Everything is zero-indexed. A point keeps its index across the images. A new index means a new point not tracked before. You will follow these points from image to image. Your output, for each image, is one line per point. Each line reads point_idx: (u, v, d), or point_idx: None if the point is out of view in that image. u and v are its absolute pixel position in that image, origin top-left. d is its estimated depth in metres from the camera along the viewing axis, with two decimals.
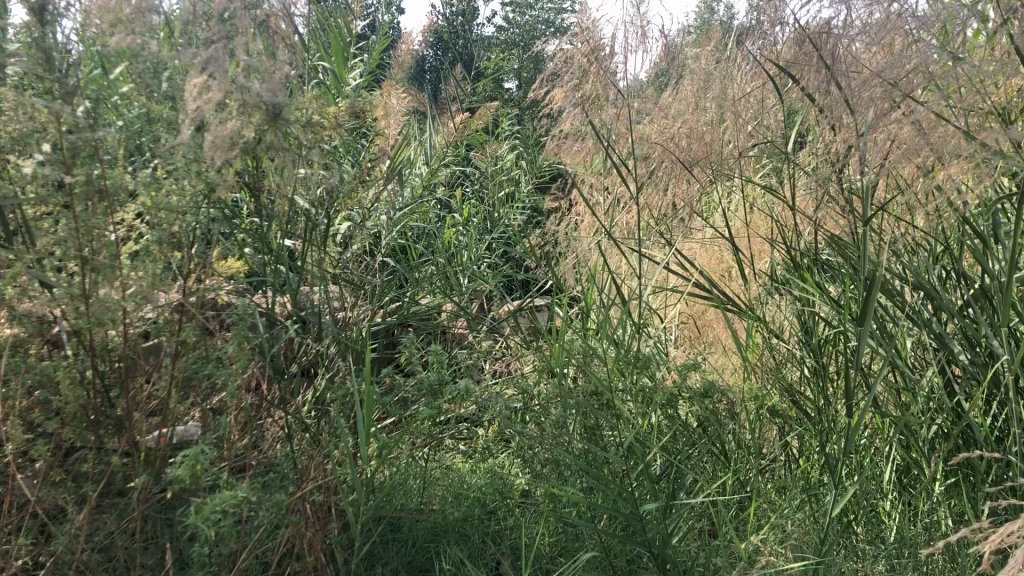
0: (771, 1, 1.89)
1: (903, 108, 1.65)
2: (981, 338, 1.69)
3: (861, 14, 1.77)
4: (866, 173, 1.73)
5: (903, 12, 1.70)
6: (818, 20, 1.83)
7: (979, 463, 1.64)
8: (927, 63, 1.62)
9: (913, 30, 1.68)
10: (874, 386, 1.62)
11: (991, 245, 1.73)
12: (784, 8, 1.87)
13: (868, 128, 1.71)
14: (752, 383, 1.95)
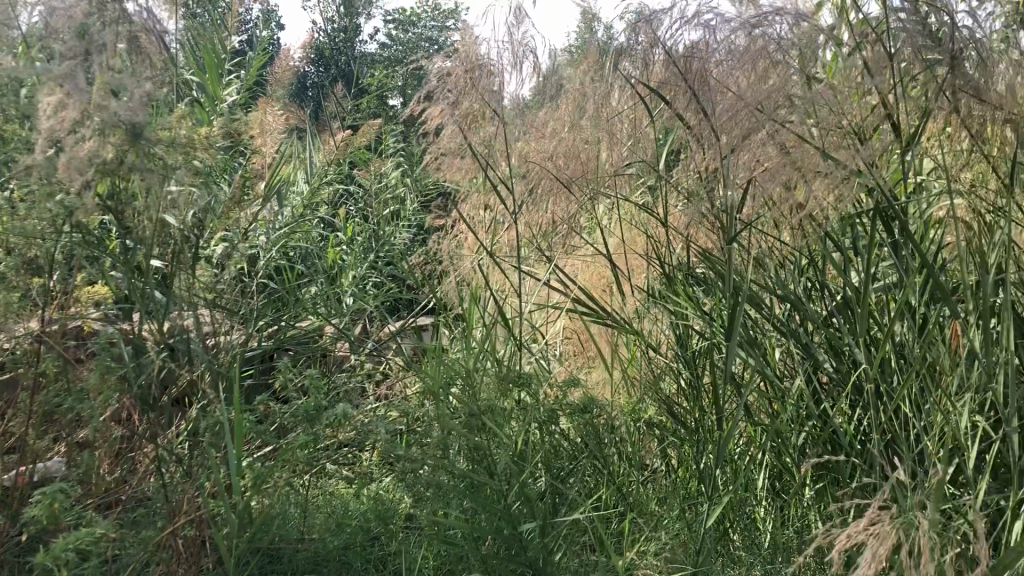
0: (646, 23, 1.93)
1: (768, 129, 1.71)
2: (844, 348, 1.78)
3: (727, 38, 1.83)
4: (733, 191, 1.79)
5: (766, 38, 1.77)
6: (687, 43, 1.88)
7: (844, 467, 1.72)
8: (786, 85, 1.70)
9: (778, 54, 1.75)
10: (745, 398, 1.68)
11: (849, 260, 1.82)
12: (658, 30, 1.91)
13: (733, 149, 1.75)
14: (632, 396, 1.99)
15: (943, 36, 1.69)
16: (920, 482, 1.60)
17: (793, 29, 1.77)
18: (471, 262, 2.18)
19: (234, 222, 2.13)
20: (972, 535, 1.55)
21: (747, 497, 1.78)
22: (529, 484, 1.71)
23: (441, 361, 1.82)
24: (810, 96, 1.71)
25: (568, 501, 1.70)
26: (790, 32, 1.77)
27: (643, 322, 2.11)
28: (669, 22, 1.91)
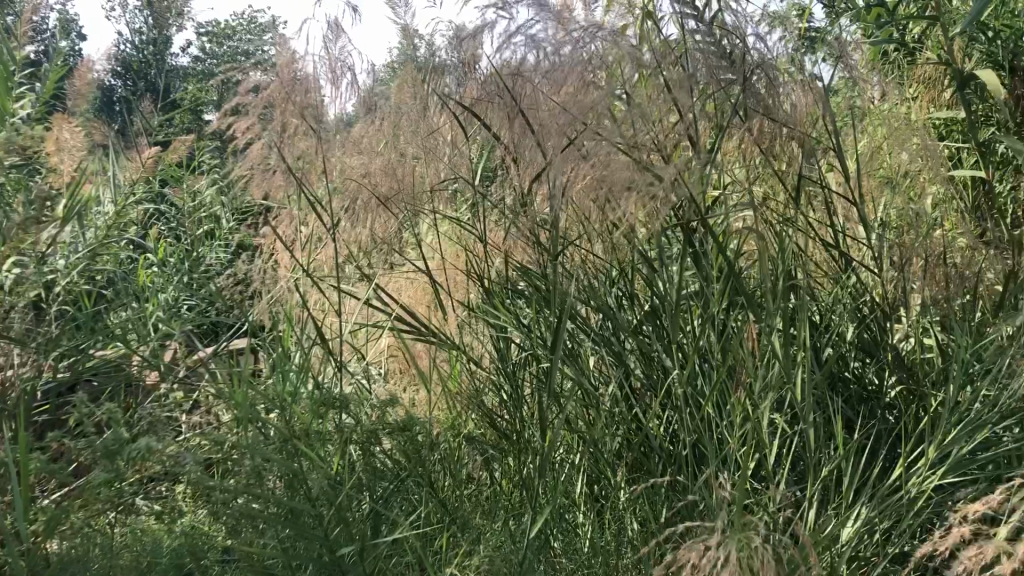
0: (469, 41, 1.95)
1: (578, 146, 1.76)
2: (654, 354, 1.86)
3: (542, 58, 1.88)
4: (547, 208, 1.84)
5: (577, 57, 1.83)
6: (505, 61, 1.92)
7: (655, 468, 1.80)
8: (596, 102, 1.76)
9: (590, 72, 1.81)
10: (564, 409, 1.72)
11: (657, 270, 1.91)
12: (479, 48, 1.94)
13: (546, 167, 1.80)
14: (455, 411, 2.00)
15: (736, 57, 1.78)
16: (725, 480, 1.70)
17: (600, 48, 1.84)
18: (287, 283, 2.13)
19: (24, 247, 1.99)
20: (772, 527, 1.66)
21: (567, 504, 1.83)
22: (348, 506, 1.68)
23: (256, 386, 1.76)
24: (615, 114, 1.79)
25: (389, 521, 1.69)
26: (597, 51, 1.83)
27: (464, 338, 2.13)
28: (483, 42, 1.94)
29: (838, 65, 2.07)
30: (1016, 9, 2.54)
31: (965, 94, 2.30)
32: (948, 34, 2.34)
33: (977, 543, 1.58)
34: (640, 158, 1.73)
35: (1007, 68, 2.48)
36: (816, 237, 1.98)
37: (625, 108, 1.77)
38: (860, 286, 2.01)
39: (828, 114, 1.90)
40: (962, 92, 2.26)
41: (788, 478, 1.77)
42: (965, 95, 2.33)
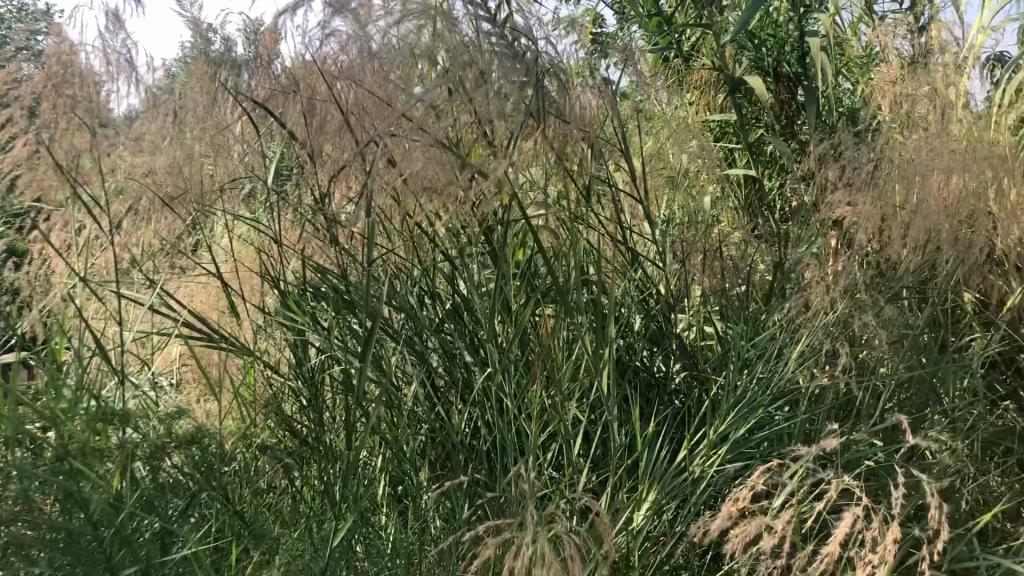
0: (270, 33, 1.87)
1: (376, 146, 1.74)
2: (457, 351, 1.90)
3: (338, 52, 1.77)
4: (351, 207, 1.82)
5: (373, 52, 1.75)
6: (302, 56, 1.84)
7: (457, 464, 1.81)
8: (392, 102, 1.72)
9: (387, 70, 1.74)
10: (368, 413, 1.70)
11: (457, 268, 1.93)
12: (280, 42, 1.86)
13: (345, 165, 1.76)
14: (251, 419, 1.93)
15: (528, 59, 1.78)
16: (524, 473, 1.74)
17: (397, 40, 1.74)
18: (61, 291, 1.97)
19: None
20: (570, 515, 1.71)
21: (369, 507, 1.80)
22: (131, 527, 1.57)
23: (23, 404, 1.61)
24: (425, 117, 1.72)
25: (180, 539, 1.60)
26: (393, 46, 1.74)
27: (260, 344, 2.06)
28: (279, 36, 1.86)
29: (625, 68, 2.16)
30: (780, 20, 2.73)
31: (736, 98, 2.52)
32: (719, 42, 2.52)
33: (749, 517, 1.70)
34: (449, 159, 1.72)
35: (771, 75, 2.72)
36: (608, 233, 2.06)
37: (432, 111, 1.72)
38: (648, 280, 2.12)
39: (616, 117, 1.99)
40: (735, 97, 2.45)
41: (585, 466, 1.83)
42: (736, 99, 2.53)
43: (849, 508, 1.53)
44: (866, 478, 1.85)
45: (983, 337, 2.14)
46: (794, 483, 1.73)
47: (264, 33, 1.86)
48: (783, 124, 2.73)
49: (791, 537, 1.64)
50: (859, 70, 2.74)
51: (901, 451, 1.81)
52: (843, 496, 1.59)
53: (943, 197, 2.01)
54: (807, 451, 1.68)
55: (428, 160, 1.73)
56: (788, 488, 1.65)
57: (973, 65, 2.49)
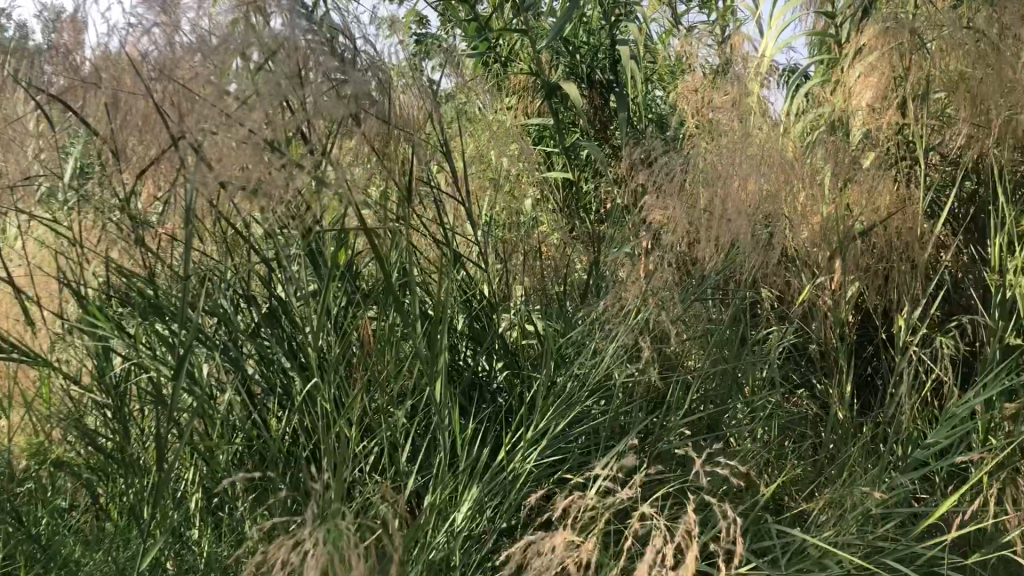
0: (72, 22, 1.71)
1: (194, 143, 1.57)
2: (275, 356, 1.85)
3: (155, 45, 1.63)
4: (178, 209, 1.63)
5: (190, 47, 1.61)
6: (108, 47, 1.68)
7: (274, 473, 1.77)
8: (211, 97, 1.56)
9: (202, 64, 1.60)
10: (178, 426, 1.62)
11: (273, 271, 1.88)
12: (85, 31, 1.70)
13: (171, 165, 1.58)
14: (48, 435, 1.80)
15: (347, 62, 1.72)
16: (344, 476, 1.72)
17: (213, 35, 1.61)
18: None
19: None
20: (390, 515, 1.71)
21: (180, 521, 1.72)
22: None
23: None
24: (238, 110, 1.56)
25: None
26: (211, 40, 1.61)
27: (59, 354, 1.93)
28: (83, 26, 1.71)
29: (446, 71, 2.16)
30: (593, 29, 2.84)
31: (552, 103, 2.59)
32: (535, 47, 2.58)
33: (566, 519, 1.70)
34: (267, 156, 1.60)
35: (585, 82, 2.82)
36: (429, 234, 2.07)
37: (247, 107, 1.57)
38: (469, 279, 2.14)
39: (436, 118, 1.98)
40: (552, 102, 2.52)
41: (406, 468, 1.82)
42: (552, 104, 2.60)
43: (649, 523, 1.55)
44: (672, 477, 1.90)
45: (779, 329, 2.30)
46: (600, 486, 1.75)
47: (65, 21, 1.70)
48: (596, 131, 2.84)
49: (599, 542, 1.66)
50: (667, 79, 2.88)
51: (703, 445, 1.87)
52: (644, 508, 1.60)
53: (742, 199, 2.13)
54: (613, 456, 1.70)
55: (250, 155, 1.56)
56: (594, 499, 1.65)
57: (768, 79, 2.66)
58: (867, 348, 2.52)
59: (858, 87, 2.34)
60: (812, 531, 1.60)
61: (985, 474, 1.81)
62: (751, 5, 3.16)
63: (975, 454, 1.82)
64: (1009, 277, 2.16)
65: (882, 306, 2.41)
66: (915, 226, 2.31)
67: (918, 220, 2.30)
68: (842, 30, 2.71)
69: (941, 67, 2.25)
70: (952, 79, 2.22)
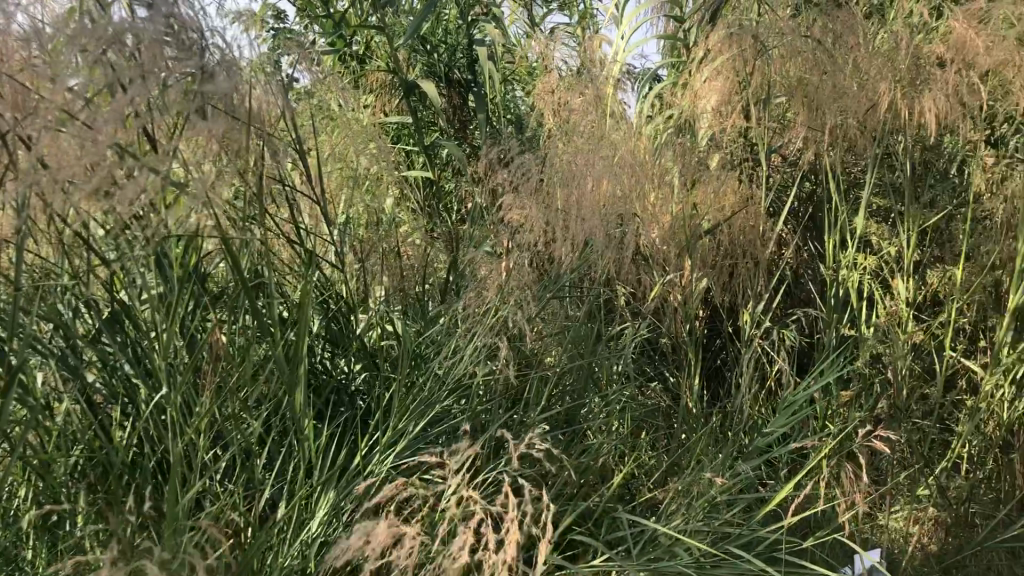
0: None
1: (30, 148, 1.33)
2: (118, 364, 1.76)
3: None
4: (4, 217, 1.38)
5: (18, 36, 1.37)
6: None
7: (118, 487, 1.68)
8: (49, 98, 1.33)
9: (35, 57, 1.36)
10: (13, 440, 1.51)
11: (115, 274, 1.78)
12: None
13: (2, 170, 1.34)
14: None
15: (198, 54, 1.50)
16: (194, 485, 1.65)
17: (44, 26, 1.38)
18: None
19: None
20: (244, 525, 1.65)
21: (14, 541, 1.61)
22: None
23: None
24: (82, 112, 1.35)
25: None
26: (42, 30, 1.37)
27: None
28: None
29: (300, 67, 2.10)
30: (450, 27, 2.84)
31: (409, 101, 2.57)
32: (392, 45, 2.55)
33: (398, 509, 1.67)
34: (118, 164, 1.39)
35: (443, 81, 2.82)
36: (282, 234, 2.02)
37: (91, 106, 1.37)
38: (326, 281, 2.10)
39: (287, 116, 1.92)
40: (409, 99, 2.51)
41: (259, 474, 1.77)
42: (410, 102, 2.58)
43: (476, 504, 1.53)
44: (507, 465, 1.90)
45: (634, 325, 2.37)
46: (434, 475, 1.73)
47: None
48: (455, 130, 2.84)
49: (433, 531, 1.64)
50: (525, 79, 2.92)
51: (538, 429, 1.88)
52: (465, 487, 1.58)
53: (597, 199, 2.17)
54: (450, 445, 1.69)
55: (99, 165, 1.35)
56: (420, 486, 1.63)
57: (624, 81, 2.73)
58: (715, 341, 2.62)
59: (706, 91, 2.43)
60: (661, 520, 1.66)
61: (817, 458, 1.91)
62: (611, 9, 3.23)
63: (810, 439, 1.92)
64: (841, 271, 2.29)
65: (728, 301, 2.52)
66: (757, 224, 2.43)
67: (760, 218, 2.43)
68: (690, 36, 2.82)
69: (780, 73, 2.36)
70: (791, 84, 2.32)
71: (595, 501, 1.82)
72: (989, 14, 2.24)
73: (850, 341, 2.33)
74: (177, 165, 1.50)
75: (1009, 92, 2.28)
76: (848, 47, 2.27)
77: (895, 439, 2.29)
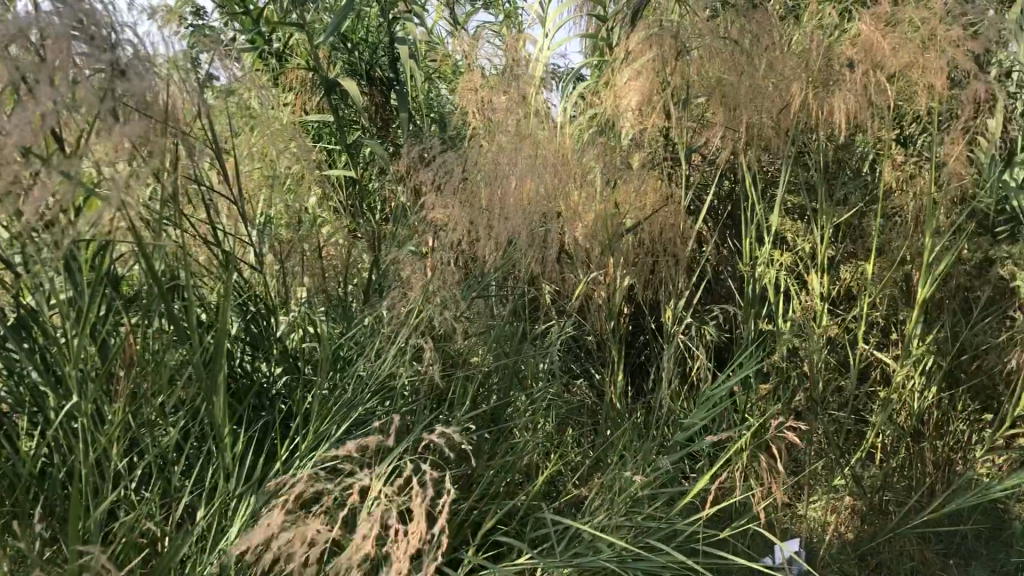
0: None
1: None
2: (24, 372, 1.69)
3: None
4: None
5: None
6: None
7: (26, 500, 1.62)
8: None
9: None
10: None
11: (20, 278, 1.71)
12: None
13: None
14: None
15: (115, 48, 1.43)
16: (107, 496, 1.60)
17: None
18: None
19: None
20: (161, 535, 1.61)
21: None
22: None
23: None
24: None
25: None
26: None
27: None
28: None
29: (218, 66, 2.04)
30: (371, 26, 2.81)
31: (330, 100, 2.53)
32: (312, 42, 2.51)
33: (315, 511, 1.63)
34: (29, 165, 1.33)
35: (364, 79, 2.80)
36: (199, 236, 1.97)
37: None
38: (244, 283, 2.06)
39: (205, 115, 1.86)
40: (330, 98, 2.48)
41: (176, 482, 1.72)
42: (331, 101, 2.55)
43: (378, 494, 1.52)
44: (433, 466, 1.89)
45: (559, 324, 2.38)
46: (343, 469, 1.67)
47: None
48: (379, 129, 2.81)
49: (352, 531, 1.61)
50: (448, 78, 2.91)
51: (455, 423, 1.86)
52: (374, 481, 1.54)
53: (520, 198, 2.17)
54: (355, 440, 1.67)
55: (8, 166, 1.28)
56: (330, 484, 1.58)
57: (547, 81, 2.74)
58: (640, 338, 2.65)
59: (626, 91, 2.45)
60: (584, 516, 1.67)
61: (734, 450, 1.95)
62: (536, 9, 3.23)
63: (727, 432, 1.95)
64: (758, 268, 2.35)
65: (651, 298, 2.55)
66: (677, 222, 2.47)
67: (680, 216, 2.46)
68: (611, 36, 2.84)
69: (699, 74, 2.39)
70: (709, 85, 2.36)
71: (518, 500, 1.83)
72: (895, 18, 2.31)
73: (768, 335, 2.38)
74: (91, 166, 1.44)
75: (915, 93, 2.36)
76: (763, 49, 2.31)
77: (813, 430, 2.35)
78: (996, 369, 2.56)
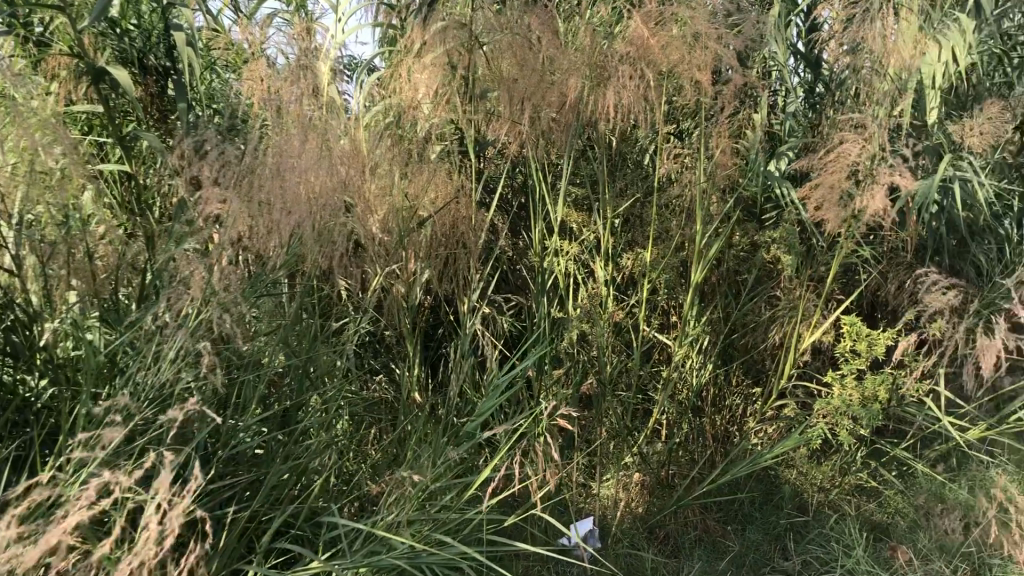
0: None
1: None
2: None
3: None
4: None
5: None
6: None
7: None
8: None
9: None
10: None
11: None
12: None
13: None
14: None
15: None
16: None
17: None
18: None
19: None
20: None
21: None
22: None
23: None
24: None
25: None
26: None
27: None
28: None
29: None
30: (143, 10, 2.63)
31: (99, 91, 2.35)
32: (76, 27, 2.30)
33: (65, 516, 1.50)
34: None
35: (135, 66, 2.61)
36: None
37: None
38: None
39: None
40: (97, 88, 2.29)
41: None
42: (100, 91, 2.36)
43: (125, 491, 1.40)
44: (216, 473, 1.81)
45: (352, 320, 2.34)
46: (88, 462, 1.54)
47: None
48: (155, 120, 2.63)
49: (116, 539, 1.50)
50: (233, 67, 2.77)
51: (222, 418, 1.77)
52: (122, 476, 1.43)
53: (310, 192, 2.08)
54: (106, 432, 1.54)
55: None
56: (76, 483, 1.44)
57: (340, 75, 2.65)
58: (437, 331, 2.65)
59: (418, 84, 2.43)
60: (370, 515, 1.65)
61: (514, 438, 1.98)
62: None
63: (507, 421, 1.99)
64: (548, 259, 2.41)
65: (446, 290, 2.56)
66: (469, 214, 2.49)
67: (472, 208, 2.48)
68: (404, 26, 2.81)
69: (489, 67, 2.41)
70: (499, 79, 2.38)
71: (301, 503, 1.78)
72: (666, 18, 2.41)
73: (559, 323, 2.45)
74: None
75: (685, 88, 2.48)
76: (543, 44, 2.35)
77: (603, 413, 2.45)
78: (765, 345, 2.76)
